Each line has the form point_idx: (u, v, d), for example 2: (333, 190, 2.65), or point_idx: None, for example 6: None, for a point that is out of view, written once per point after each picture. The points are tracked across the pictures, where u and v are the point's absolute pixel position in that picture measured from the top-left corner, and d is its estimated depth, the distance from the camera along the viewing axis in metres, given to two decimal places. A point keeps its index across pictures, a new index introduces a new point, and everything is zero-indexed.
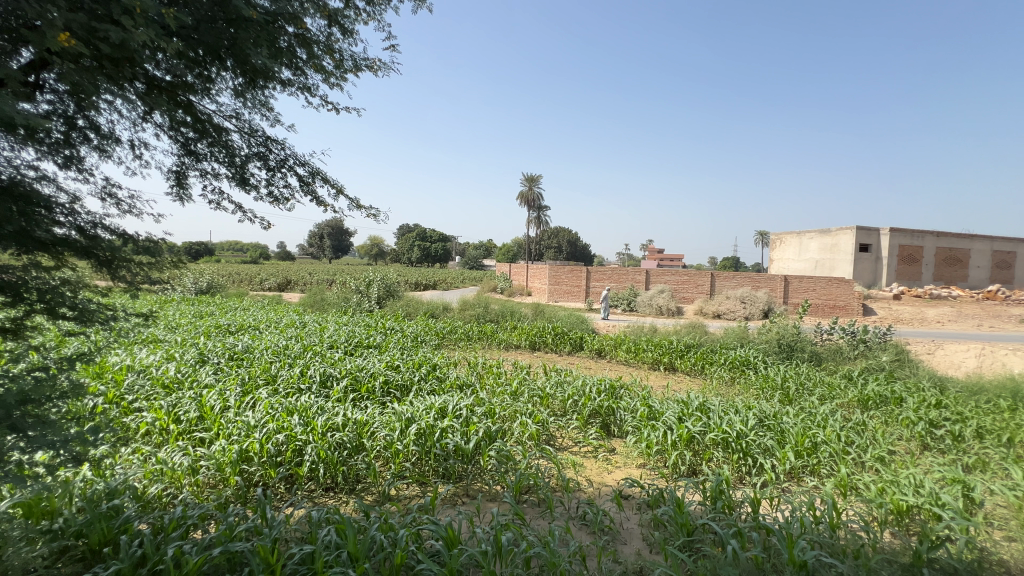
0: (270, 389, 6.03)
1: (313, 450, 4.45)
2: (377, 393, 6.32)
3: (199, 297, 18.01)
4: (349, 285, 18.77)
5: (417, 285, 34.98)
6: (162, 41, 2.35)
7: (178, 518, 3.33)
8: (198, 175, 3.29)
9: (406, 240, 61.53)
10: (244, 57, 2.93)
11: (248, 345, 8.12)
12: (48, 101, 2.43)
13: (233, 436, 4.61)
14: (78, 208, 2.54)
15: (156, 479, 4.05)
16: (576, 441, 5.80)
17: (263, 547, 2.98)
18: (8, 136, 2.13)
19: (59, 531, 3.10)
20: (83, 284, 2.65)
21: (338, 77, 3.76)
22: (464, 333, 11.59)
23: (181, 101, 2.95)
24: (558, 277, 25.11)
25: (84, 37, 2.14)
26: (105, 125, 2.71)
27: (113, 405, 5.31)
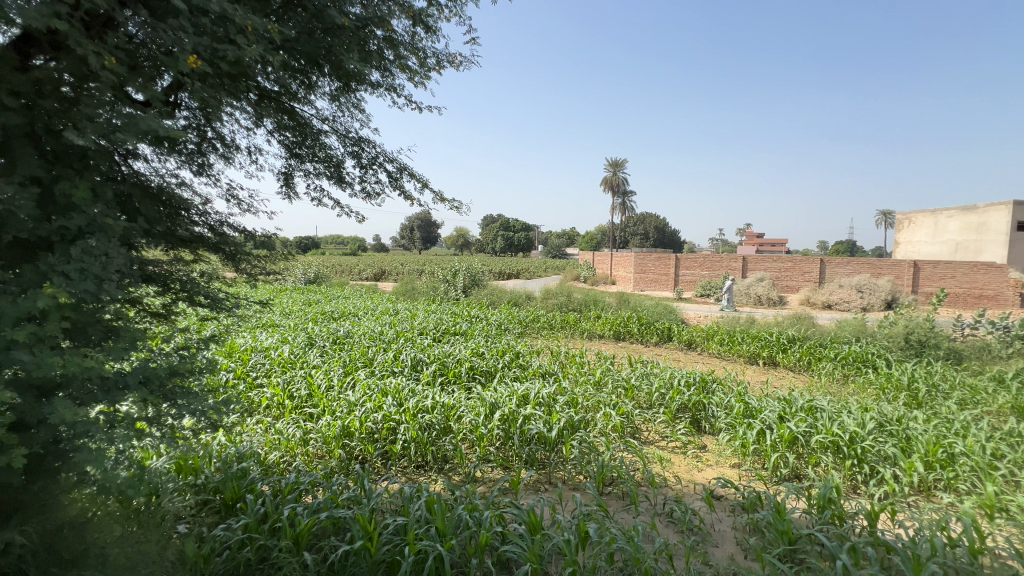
0: (367, 371, 6.56)
1: (406, 430, 4.78)
2: (463, 378, 6.57)
3: (307, 287, 19.90)
4: (437, 274, 19.65)
5: (501, 274, 35.74)
6: (270, 55, 2.60)
7: (292, 483, 3.73)
8: (303, 175, 3.64)
9: (491, 231, 62.83)
10: (339, 63, 3.16)
11: (349, 331, 8.87)
12: (185, 116, 2.83)
13: (337, 413, 5.09)
14: (209, 208, 2.93)
15: (274, 447, 4.55)
16: (663, 435, 5.57)
17: (363, 515, 3.24)
18: (155, 148, 2.51)
19: (202, 486, 3.64)
20: (215, 275, 3.06)
21: (423, 75, 3.92)
22: (547, 322, 11.61)
23: (287, 108, 3.27)
24: (644, 265, 24.20)
25: (210, 57, 2.42)
26: (228, 135, 3.08)
27: (241, 380, 6.11)
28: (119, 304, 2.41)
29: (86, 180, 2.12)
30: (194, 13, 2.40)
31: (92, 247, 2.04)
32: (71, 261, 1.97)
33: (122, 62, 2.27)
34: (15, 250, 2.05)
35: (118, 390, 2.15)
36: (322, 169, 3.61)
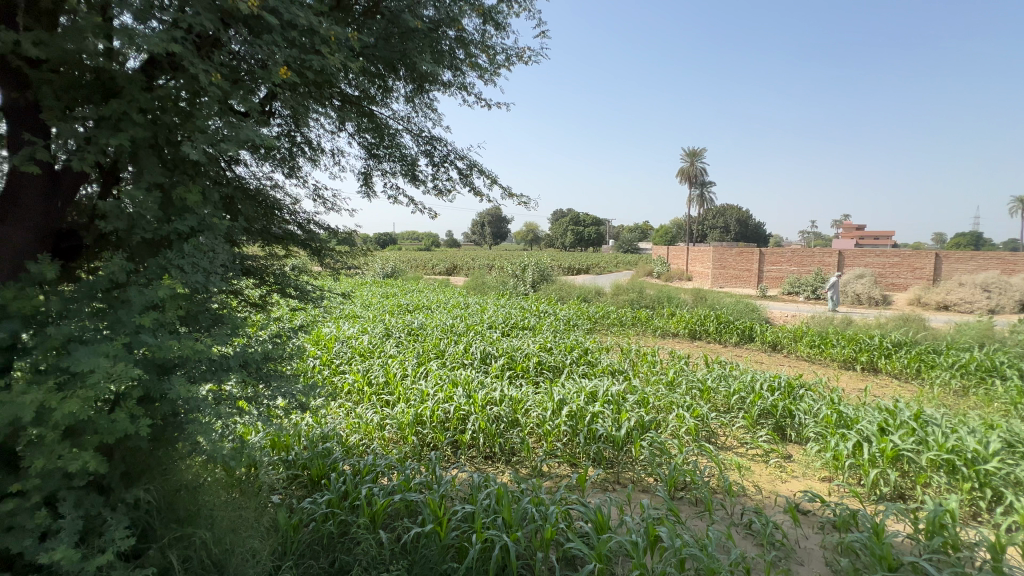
0: (439, 362, 6.82)
1: (474, 420, 4.91)
2: (531, 373, 6.60)
3: (386, 280, 21.04)
4: (507, 269, 19.88)
5: (570, 269, 35.43)
6: (350, 62, 2.76)
7: (370, 465, 3.98)
8: (380, 174, 3.85)
9: (561, 225, 62.40)
10: (412, 65, 3.28)
11: (422, 323, 9.26)
12: (278, 124, 3.10)
13: (411, 401, 5.35)
14: (298, 208, 3.20)
15: (354, 429, 4.86)
16: (742, 441, 5.23)
17: (433, 500, 3.38)
18: (253, 154, 2.78)
19: (292, 462, 3.99)
20: (303, 270, 3.33)
21: (493, 71, 3.97)
22: (617, 319, 11.33)
23: (366, 111, 3.47)
24: (724, 260, 22.82)
25: (298, 68, 2.63)
26: (314, 139, 3.34)
27: (327, 366, 6.60)
28: (222, 294, 2.68)
29: (196, 184, 2.39)
30: (285, 27, 2.60)
31: (201, 244, 2.29)
32: (184, 257, 2.22)
33: (225, 77, 2.52)
34: (142, 247, 2.35)
35: (221, 371, 2.41)
36: (398, 168, 3.79)
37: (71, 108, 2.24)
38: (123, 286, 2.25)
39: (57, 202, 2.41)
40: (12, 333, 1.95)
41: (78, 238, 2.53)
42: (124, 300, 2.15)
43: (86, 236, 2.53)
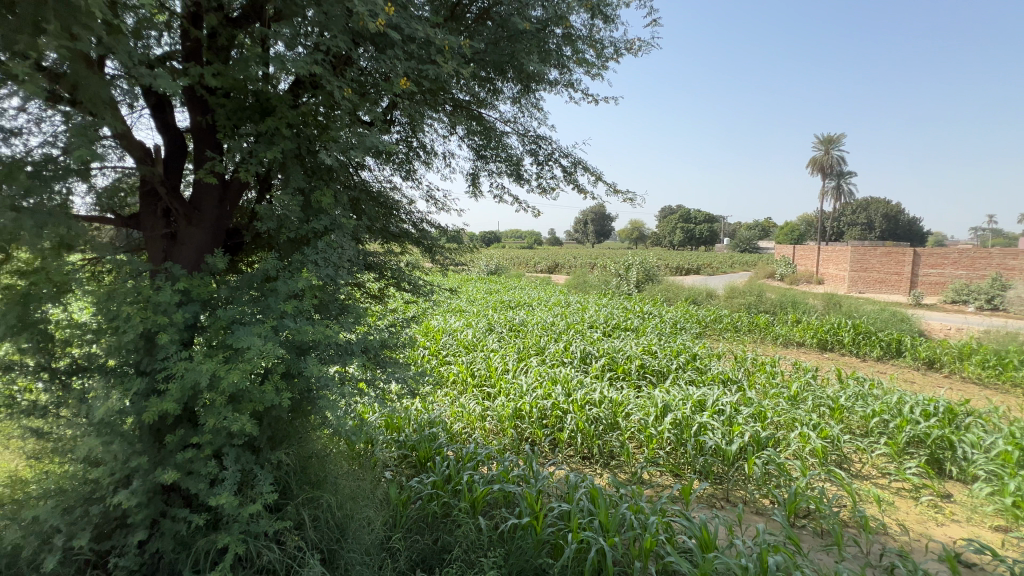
0: (539, 359, 6.91)
1: (572, 420, 4.90)
2: (632, 375, 6.36)
3: (490, 277, 21.83)
4: (610, 268, 19.42)
5: (679, 270, 33.48)
6: (462, 68, 2.91)
7: (471, 453, 4.16)
8: (487, 175, 4.01)
9: (669, 223, 59.25)
10: (520, 66, 3.37)
11: (524, 319, 9.44)
12: (398, 131, 3.39)
13: (511, 395, 5.50)
14: (413, 208, 3.47)
15: (458, 418, 5.11)
16: (884, 472, 4.52)
17: (530, 494, 3.44)
18: (376, 160, 3.07)
19: (403, 442, 4.33)
20: (416, 265, 3.58)
21: (600, 66, 3.91)
22: (731, 324, 10.45)
23: (475, 115, 3.63)
24: (865, 261, 19.84)
25: (416, 78, 2.84)
26: (429, 143, 3.59)
27: (434, 356, 7.05)
28: (348, 285, 3.00)
29: (330, 189, 2.72)
30: (406, 41, 2.81)
31: (333, 241, 2.59)
32: (319, 252, 2.53)
33: (355, 91, 2.81)
34: (287, 244, 2.72)
35: (346, 355, 2.71)
36: (503, 168, 3.91)
37: (237, 127, 2.67)
38: (272, 277, 2.62)
39: (227, 206, 2.88)
40: (194, 313, 2.37)
41: (239, 237, 3.01)
42: (273, 290, 2.50)
43: (246, 236, 3.00)
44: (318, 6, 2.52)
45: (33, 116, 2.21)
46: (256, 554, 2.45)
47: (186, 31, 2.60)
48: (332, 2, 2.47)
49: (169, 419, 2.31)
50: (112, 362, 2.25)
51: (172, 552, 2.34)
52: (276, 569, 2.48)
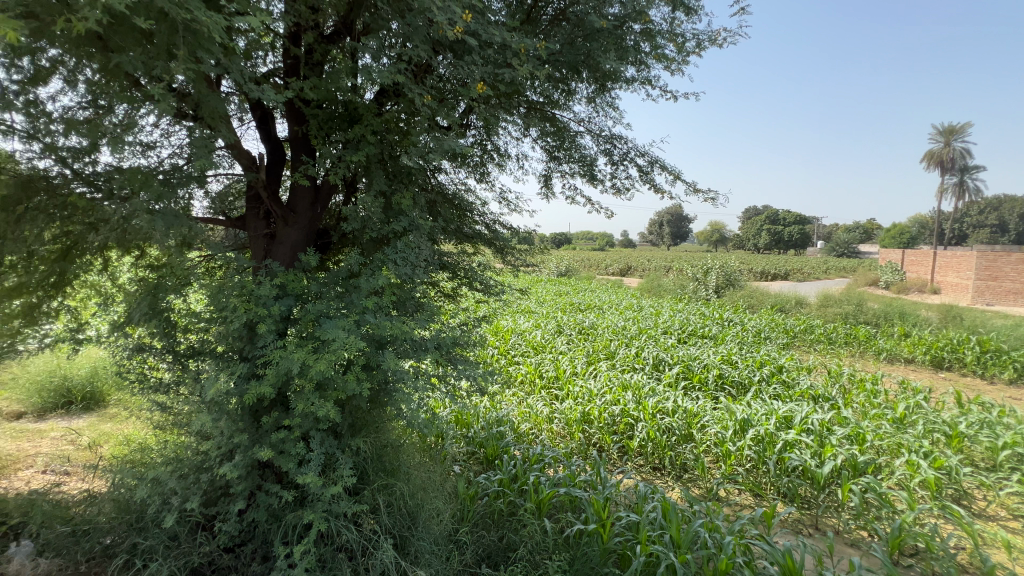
0: (609, 363, 6.75)
1: (643, 428, 4.74)
2: (709, 386, 6.02)
3: (560, 278, 21.73)
4: (686, 272, 18.53)
5: (764, 275, 31.16)
6: (537, 70, 2.93)
7: (538, 454, 4.15)
8: (559, 176, 4.01)
9: (753, 224, 55.40)
10: (596, 65, 3.32)
11: (593, 323, 9.28)
12: (473, 135, 3.49)
13: (579, 399, 5.43)
14: (486, 209, 3.55)
15: (525, 418, 5.13)
16: (1016, 513, 3.88)
17: (597, 501, 3.37)
18: (452, 163, 3.18)
19: (472, 438, 4.43)
20: (488, 265, 3.66)
21: (680, 61, 3.77)
22: (824, 335, 9.53)
23: (549, 116, 3.64)
24: (995, 269, 17.20)
25: (492, 81, 2.89)
26: (502, 145, 3.66)
27: (503, 356, 7.15)
28: (424, 284, 3.13)
29: (409, 191, 2.86)
30: (483, 46, 2.88)
31: (411, 242, 2.72)
32: (398, 252, 2.67)
33: (434, 98, 2.92)
34: (369, 244, 2.90)
35: (420, 350, 2.83)
36: (576, 168, 3.88)
37: (328, 135, 2.88)
38: (356, 274, 2.80)
39: (318, 208, 3.11)
40: (288, 306, 2.58)
41: (328, 237, 3.25)
42: (357, 286, 2.67)
43: (333, 236, 3.23)
44: (402, 18, 2.66)
45: (164, 131, 2.55)
46: (336, 533, 2.62)
47: (287, 49, 2.86)
48: (416, 14, 2.59)
49: (265, 401, 2.55)
50: (220, 347, 2.53)
51: (266, 522, 2.58)
52: (354, 548, 2.64)
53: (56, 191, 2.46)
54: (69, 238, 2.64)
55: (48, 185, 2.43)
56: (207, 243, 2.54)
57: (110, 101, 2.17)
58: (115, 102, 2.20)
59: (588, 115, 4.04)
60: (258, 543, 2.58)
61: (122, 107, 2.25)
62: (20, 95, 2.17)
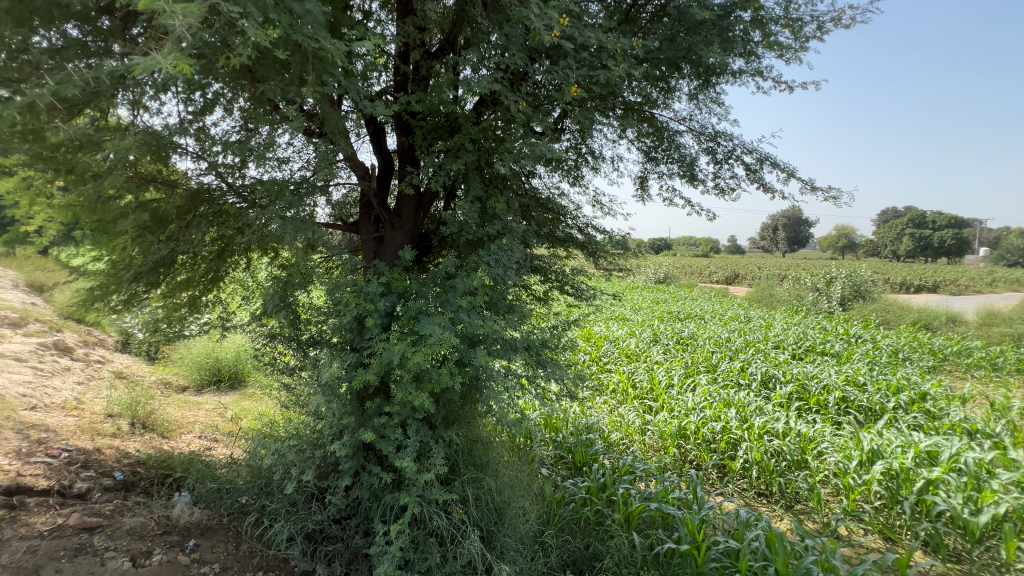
0: (710, 376, 6.32)
1: (748, 449, 4.36)
2: (830, 409, 5.34)
3: (658, 286, 20.82)
4: (804, 282, 16.67)
5: (905, 287, 26.90)
6: (634, 70, 2.87)
7: (628, 465, 4.00)
8: (656, 177, 3.88)
9: (892, 228, 48.15)
10: (698, 60, 3.17)
11: (693, 333, 8.75)
12: (568, 139, 3.52)
13: (675, 412, 5.16)
14: (579, 213, 3.56)
15: (616, 427, 4.99)
16: None
17: (691, 521, 3.16)
18: (546, 167, 3.24)
19: (560, 443, 4.40)
20: (581, 269, 3.64)
21: (797, 48, 3.45)
22: (987, 360, 7.96)
23: (647, 116, 3.54)
24: None
25: (587, 84, 2.89)
26: (597, 148, 3.64)
27: (595, 362, 7.02)
28: (516, 286, 3.21)
29: (503, 196, 2.97)
30: (578, 50, 2.90)
31: (504, 244, 2.82)
32: (492, 253, 2.78)
33: (529, 104, 3.00)
34: (465, 246, 3.06)
35: (511, 351, 2.90)
36: (675, 169, 3.73)
37: (431, 145, 3.09)
38: (453, 275, 2.96)
39: (421, 214, 3.35)
40: (392, 303, 2.81)
41: (429, 240, 3.48)
42: (453, 286, 2.82)
43: (434, 239, 3.45)
44: (500, 30, 2.78)
45: (296, 148, 2.94)
46: (428, 518, 2.77)
47: (398, 68, 3.13)
48: (513, 24, 2.69)
49: (370, 388, 2.80)
50: (335, 338, 2.83)
51: (368, 500, 2.82)
52: (444, 535, 2.77)
53: (215, 201, 2.99)
54: (222, 242, 3.17)
55: (210, 196, 2.94)
56: (327, 245, 2.88)
57: (256, 123, 2.57)
58: (260, 125, 2.60)
59: (689, 113, 3.85)
60: (361, 518, 2.83)
61: (265, 129, 2.65)
62: (193, 123, 2.65)
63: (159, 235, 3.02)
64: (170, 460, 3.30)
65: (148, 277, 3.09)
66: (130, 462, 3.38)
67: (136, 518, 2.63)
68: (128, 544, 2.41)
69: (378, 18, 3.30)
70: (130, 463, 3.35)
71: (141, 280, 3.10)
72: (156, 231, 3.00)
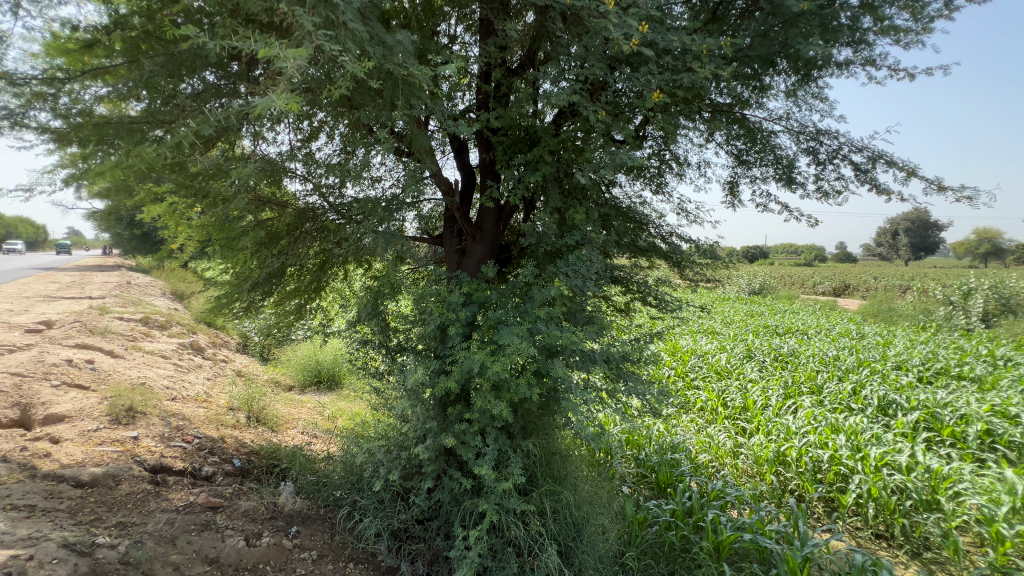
0: (814, 398, 5.71)
1: (860, 483, 3.88)
2: (970, 443, 4.55)
3: (752, 297, 19.30)
4: (934, 294, 14.47)
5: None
6: (721, 70, 2.73)
7: (719, 490, 3.69)
8: (749, 182, 3.64)
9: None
10: (796, 54, 2.93)
11: (794, 349, 7.97)
12: (650, 146, 3.43)
13: (772, 436, 4.73)
14: (662, 221, 3.45)
15: (704, 448, 4.67)
16: None
17: (792, 558, 2.85)
18: (627, 176, 3.18)
19: (642, 461, 4.22)
20: (665, 281, 3.52)
21: (919, 30, 3.07)
22: None
23: (737, 117, 3.35)
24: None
25: (669, 88, 2.80)
26: (682, 154, 3.50)
27: (681, 378, 6.65)
28: (596, 297, 3.16)
29: (582, 206, 2.95)
30: (661, 55, 2.82)
31: (584, 255, 2.80)
32: (570, 264, 2.76)
33: (609, 113, 2.96)
34: (544, 257, 3.08)
35: (589, 362, 2.86)
36: (771, 172, 3.48)
37: (511, 159, 3.16)
38: (531, 285, 2.99)
39: (501, 226, 3.44)
40: (473, 313, 2.90)
41: (509, 252, 3.56)
42: (532, 297, 2.85)
43: (513, 250, 3.52)
44: (579, 42, 2.80)
45: (388, 167, 3.17)
46: (506, 527, 2.79)
47: (480, 87, 3.26)
48: (593, 35, 2.70)
49: (451, 395, 2.90)
50: (420, 346, 2.98)
51: (448, 504, 2.91)
52: (522, 546, 2.77)
53: (318, 218, 3.31)
54: (324, 255, 3.49)
55: (314, 214, 3.27)
56: (413, 257, 3.07)
57: (354, 146, 2.82)
58: (356, 148, 2.85)
59: (786, 110, 3.58)
60: (442, 521, 2.93)
61: (360, 151, 2.89)
62: (301, 149, 2.98)
63: (272, 249, 3.42)
64: (278, 452, 3.67)
65: (263, 286, 3.46)
66: (246, 451, 3.80)
67: (249, 502, 2.95)
68: (243, 525, 2.71)
69: (462, 41, 3.47)
70: (246, 452, 3.77)
71: (257, 289, 3.48)
72: (270, 246, 3.40)
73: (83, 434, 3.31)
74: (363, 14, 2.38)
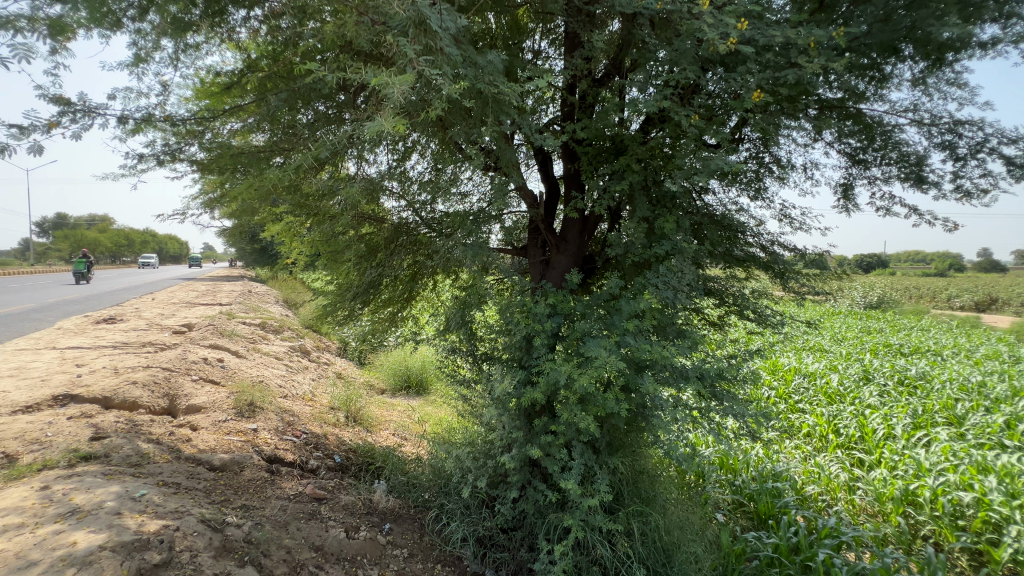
0: (952, 430, 4.90)
1: (1019, 535, 3.22)
2: None
3: (868, 311, 17.13)
4: None
5: None
6: (832, 62, 2.50)
7: (832, 529, 3.27)
8: (866, 183, 3.28)
9: None
10: (926, 37, 2.60)
11: (924, 372, 6.92)
12: (748, 149, 3.22)
13: (898, 471, 4.14)
14: (762, 229, 3.21)
15: (813, 479, 4.19)
16: None
17: None
18: (722, 181, 3.01)
19: (738, 487, 3.90)
20: (765, 293, 3.26)
21: None
22: None
23: (851, 112, 3.04)
24: None
25: (771, 86, 2.61)
26: (785, 155, 3.24)
27: (783, 400, 6.06)
28: (687, 310, 3.01)
29: (673, 215, 2.84)
30: (761, 52, 2.64)
31: (674, 266, 2.69)
32: (660, 275, 2.66)
33: (702, 117, 2.82)
34: (631, 268, 3.01)
35: (681, 379, 2.72)
36: (894, 170, 3.10)
37: (597, 168, 3.13)
38: (618, 297, 2.92)
39: (585, 236, 3.42)
40: (558, 324, 2.89)
41: (593, 262, 3.51)
42: (619, 309, 2.78)
43: (598, 260, 3.47)
44: (668, 45, 2.71)
45: (476, 182, 3.29)
46: (592, 545, 2.72)
47: (565, 99, 3.28)
48: (684, 38, 2.60)
49: (537, 406, 2.91)
50: (505, 355, 3.03)
51: (533, 515, 2.91)
52: (608, 566, 2.68)
53: (411, 232, 3.51)
54: (416, 266, 3.66)
55: (408, 229, 3.50)
56: (500, 268, 3.15)
57: (444, 164, 2.97)
58: (447, 165, 3.00)
59: (913, 101, 3.18)
60: (526, 532, 2.95)
61: (451, 168, 3.04)
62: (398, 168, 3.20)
63: (372, 262, 3.68)
64: (372, 450, 3.92)
65: (363, 296, 3.73)
66: (345, 449, 4.11)
67: (349, 496, 3.18)
68: (343, 517, 2.92)
69: (547, 55, 3.52)
70: (346, 449, 4.08)
71: (358, 299, 3.76)
72: (369, 258, 3.68)
73: (216, 424, 3.79)
74: (456, 39, 2.51)
